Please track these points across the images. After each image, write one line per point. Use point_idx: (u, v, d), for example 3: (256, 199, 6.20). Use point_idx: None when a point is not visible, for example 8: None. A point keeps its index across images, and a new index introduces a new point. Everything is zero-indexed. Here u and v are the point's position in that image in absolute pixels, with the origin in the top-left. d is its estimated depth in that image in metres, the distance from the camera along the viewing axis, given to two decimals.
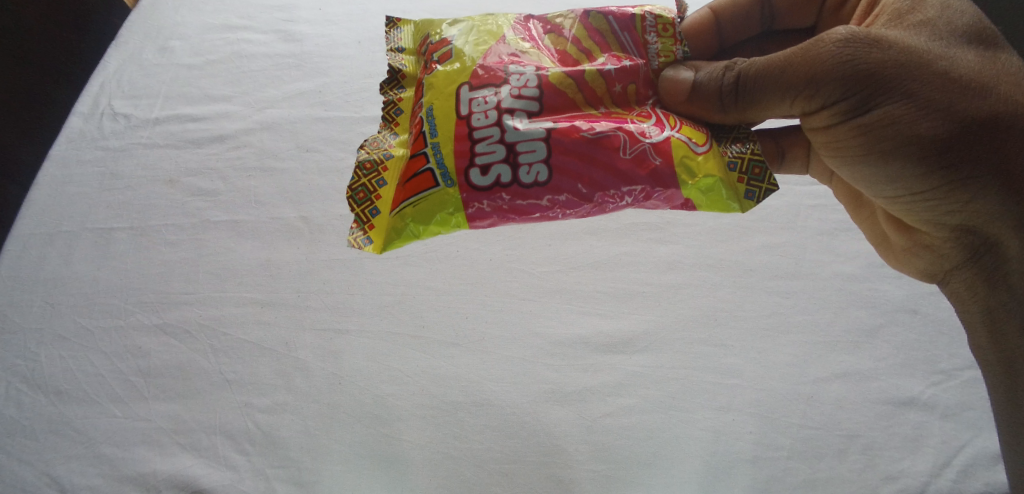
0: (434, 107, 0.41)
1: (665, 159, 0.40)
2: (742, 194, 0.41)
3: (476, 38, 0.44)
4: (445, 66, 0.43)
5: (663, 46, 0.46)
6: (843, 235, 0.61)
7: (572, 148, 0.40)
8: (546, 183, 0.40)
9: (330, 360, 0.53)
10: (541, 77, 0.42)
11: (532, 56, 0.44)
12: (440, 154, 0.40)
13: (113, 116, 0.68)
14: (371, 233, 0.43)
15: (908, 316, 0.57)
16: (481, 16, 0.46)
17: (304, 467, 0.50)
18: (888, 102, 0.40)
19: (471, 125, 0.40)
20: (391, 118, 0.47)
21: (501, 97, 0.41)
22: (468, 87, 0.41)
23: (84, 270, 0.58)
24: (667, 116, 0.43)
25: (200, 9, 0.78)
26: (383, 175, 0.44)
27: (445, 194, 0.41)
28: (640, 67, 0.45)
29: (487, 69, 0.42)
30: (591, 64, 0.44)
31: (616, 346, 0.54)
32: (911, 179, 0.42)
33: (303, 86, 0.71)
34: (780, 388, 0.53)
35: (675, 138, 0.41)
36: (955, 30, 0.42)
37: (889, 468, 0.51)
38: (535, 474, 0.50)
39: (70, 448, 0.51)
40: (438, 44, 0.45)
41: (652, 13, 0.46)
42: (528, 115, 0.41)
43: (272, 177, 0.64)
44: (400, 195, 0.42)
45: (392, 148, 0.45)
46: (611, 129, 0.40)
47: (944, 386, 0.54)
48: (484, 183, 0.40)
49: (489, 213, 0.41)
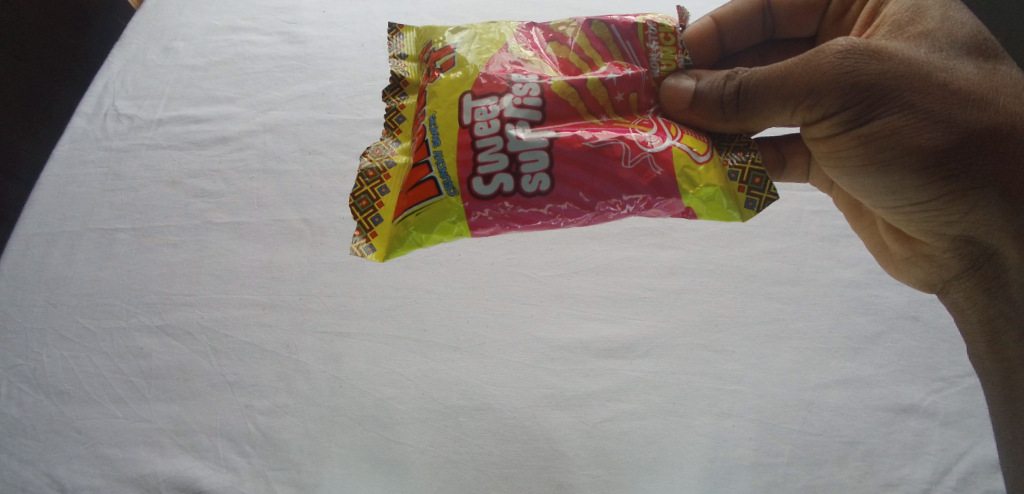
0: (437, 115, 0.42)
1: (667, 169, 0.40)
2: (743, 204, 0.41)
3: (479, 46, 0.44)
4: (447, 74, 0.43)
5: (665, 55, 0.46)
6: (843, 241, 0.61)
7: (574, 158, 0.40)
8: (547, 192, 0.40)
9: (330, 363, 0.54)
10: (544, 86, 0.42)
11: (534, 65, 0.44)
12: (442, 163, 0.41)
13: (117, 117, 0.68)
14: (374, 241, 0.43)
15: (908, 323, 0.57)
16: (484, 24, 0.46)
17: (305, 469, 0.50)
18: (889, 113, 0.40)
19: (473, 134, 0.40)
20: (393, 125, 0.47)
21: (504, 106, 0.41)
22: (470, 95, 0.41)
23: (86, 270, 0.59)
24: (668, 125, 0.43)
25: (204, 10, 0.78)
26: (385, 183, 0.44)
27: (447, 203, 0.41)
28: (641, 76, 0.45)
29: (490, 78, 0.42)
30: (593, 72, 0.44)
31: (617, 351, 0.54)
32: (910, 190, 0.42)
33: (306, 88, 0.71)
34: (781, 394, 0.53)
35: (677, 147, 0.41)
36: (955, 42, 0.42)
37: (888, 475, 0.51)
38: (535, 479, 0.50)
39: (71, 448, 0.51)
40: (440, 52, 0.45)
41: (654, 21, 0.46)
42: (529, 122, 0.41)
43: (274, 179, 0.64)
44: (403, 204, 0.42)
45: (394, 156, 0.45)
46: (613, 139, 0.40)
47: (944, 393, 0.54)
48: (487, 192, 0.40)
49: (490, 222, 0.41)
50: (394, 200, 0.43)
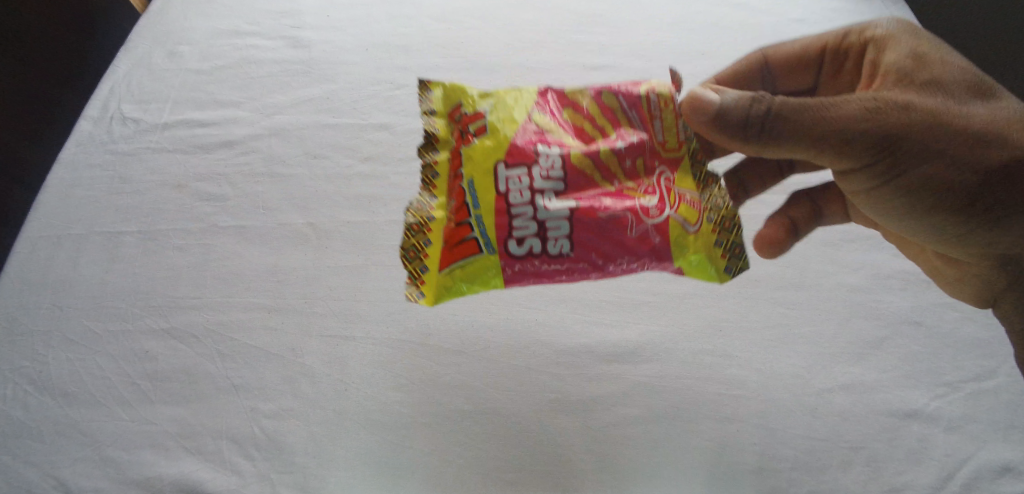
0: (474, 179, 0.41)
1: (665, 239, 0.41)
2: (723, 264, 0.41)
3: (510, 112, 0.44)
4: (480, 140, 0.43)
5: (667, 122, 0.45)
6: (847, 246, 0.62)
7: (593, 226, 0.40)
8: (568, 254, 0.41)
9: (335, 366, 0.54)
10: (565, 158, 0.42)
11: (556, 135, 0.44)
12: (483, 223, 0.41)
13: (123, 121, 0.68)
14: (423, 285, 0.42)
15: (912, 328, 0.57)
16: (506, 90, 0.47)
17: (310, 472, 0.50)
18: (916, 161, 0.40)
19: (509, 200, 0.41)
20: (429, 180, 0.45)
21: (535, 178, 0.41)
22: (503, 163, 0.41)
23: (92, 274, 0.59)
24: (668, 187, 0.43)
25: (209, 14, 0.78)
26: (428, 235, 0.42)
27: (488, 261, 0.41)
28: (649, 141, 0.45)
29: (523, 147, 0.42)
30: (605, 141, 0.44)
31: (621, 356, 0.55)
32: (945, 224, 0.43)
33: (312, 92, 0.71)
34: (785, 399, 0.53)
35: (673, 218, 0.41)
36: (963, 88, 0.42)
37: (891, 480, 0.51)
38: (540, 483, 0.50)
39: (78, 450, 0.51)
40: (472, 117, 0.44)
41: (655, 90, 0.46)
42: (555, 192, 0.41)
43: (280, 183, 0.65)
44: (446, 257, 0.42)
45: (434, 209, 0.43)
46: (622, 208, 0.41)
47: (948, 398, 0.54)
48: (521, 253, 0.41)
49: (523, 278, 0.42)
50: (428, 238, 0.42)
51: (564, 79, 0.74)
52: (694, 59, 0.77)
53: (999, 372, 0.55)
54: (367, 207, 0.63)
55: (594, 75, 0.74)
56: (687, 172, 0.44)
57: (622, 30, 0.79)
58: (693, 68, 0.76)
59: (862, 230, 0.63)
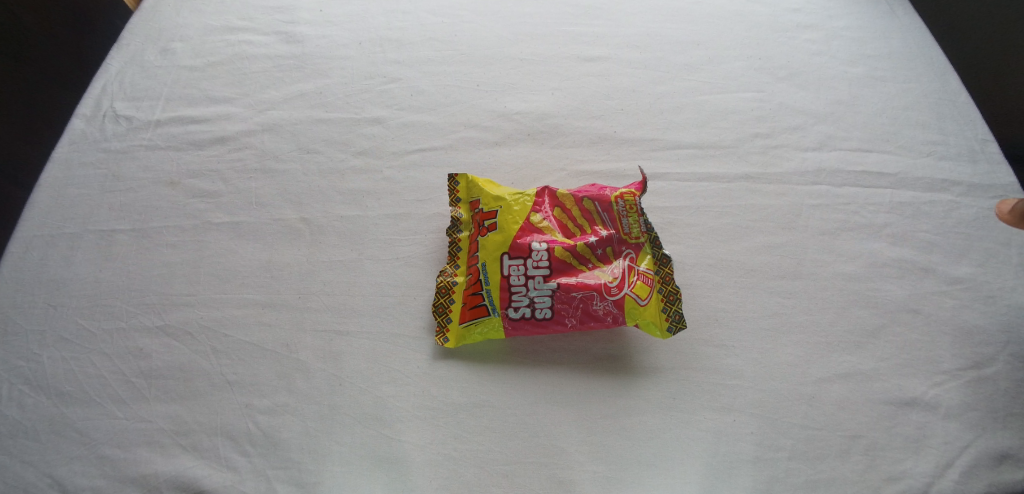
0: (487, 269, 0.56)
1: (621, 312, 0.54)
2: (666, 325, 0.53)
3: (513, 216, 0.58)
4: (491, 231, 0.57)
5: (631, 220, 0.57)
6: (843, 235, 0.62)
7: (570, 294, 0.54)
8: (550, 318, 0.55)
9: (330, 361, 0.54)
10: (552, 260, 0.55)
11: (546, 235, 0.57)
12: (491, 297, 0.55)
13: (115, 118, 0.68)
14: (447, 333, 0.54)
15: (910, 316, 0.57)
16: (512, 193, 0.60)
17: (304, 467, 0.49)
18: None
19: (510, 281, 0.55)
20: (454, 254, 0.59)
21: (529, 270, 0.55)
22: (507, 256, 0.56)
23: (85, 271, 0.59)
24: (629, 271, 0.55)
25: (201, 11, 0.78)
26: (453, 295, 0.56)
27: (495, 321, 0.55)
28: (616, 236, 0.57)
29: (520, 247, 0.56)
30: (583, 238, 0.57)
31: (616, 349, 0.55)
32: None
33: (304, 88, 0.71)
34: (782, 388, 0.53)
35: (628, 295, 0.54)
36: None
37: (891, 469, 0.50)
38: (535, 475, 0.49)
39: (71, 449, 0.50)
40: (486, 213, 0.59)
41: (622, 197, 0.59)
42: (544, 276, 0.55)
43: (273, 178, 0.64)
44: (465, 315, 0.55)
45: (456, 276, 0.57)
46: (591, 293, 0.54)
47: (946, 386, 0.53)
48: (518, 318, 0.54)
49: (522, 323, 0.54)
50: (453, 297, 0.56)
51: (558, 70, 0.73)
52: (688, 48, 0.76)
53: (997, 360, 0.55)
54: (360, 201, 0.63)
55: (588, 66, 0.74)
56: (647, 265, 0.55)
57: (614, 21, 0.79)
58: (686, 57, 0.75)
59: (858, 219, 0.63)
